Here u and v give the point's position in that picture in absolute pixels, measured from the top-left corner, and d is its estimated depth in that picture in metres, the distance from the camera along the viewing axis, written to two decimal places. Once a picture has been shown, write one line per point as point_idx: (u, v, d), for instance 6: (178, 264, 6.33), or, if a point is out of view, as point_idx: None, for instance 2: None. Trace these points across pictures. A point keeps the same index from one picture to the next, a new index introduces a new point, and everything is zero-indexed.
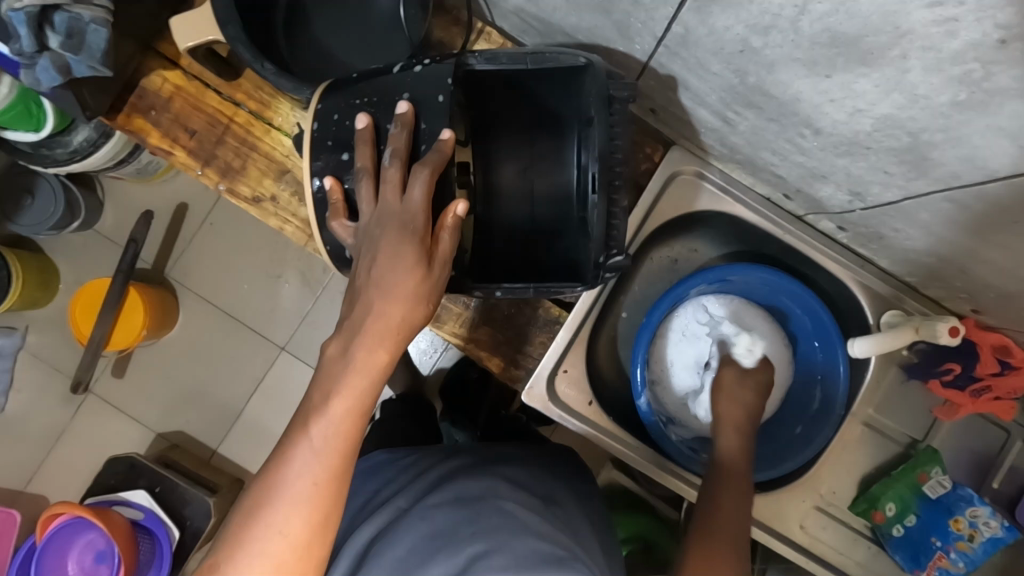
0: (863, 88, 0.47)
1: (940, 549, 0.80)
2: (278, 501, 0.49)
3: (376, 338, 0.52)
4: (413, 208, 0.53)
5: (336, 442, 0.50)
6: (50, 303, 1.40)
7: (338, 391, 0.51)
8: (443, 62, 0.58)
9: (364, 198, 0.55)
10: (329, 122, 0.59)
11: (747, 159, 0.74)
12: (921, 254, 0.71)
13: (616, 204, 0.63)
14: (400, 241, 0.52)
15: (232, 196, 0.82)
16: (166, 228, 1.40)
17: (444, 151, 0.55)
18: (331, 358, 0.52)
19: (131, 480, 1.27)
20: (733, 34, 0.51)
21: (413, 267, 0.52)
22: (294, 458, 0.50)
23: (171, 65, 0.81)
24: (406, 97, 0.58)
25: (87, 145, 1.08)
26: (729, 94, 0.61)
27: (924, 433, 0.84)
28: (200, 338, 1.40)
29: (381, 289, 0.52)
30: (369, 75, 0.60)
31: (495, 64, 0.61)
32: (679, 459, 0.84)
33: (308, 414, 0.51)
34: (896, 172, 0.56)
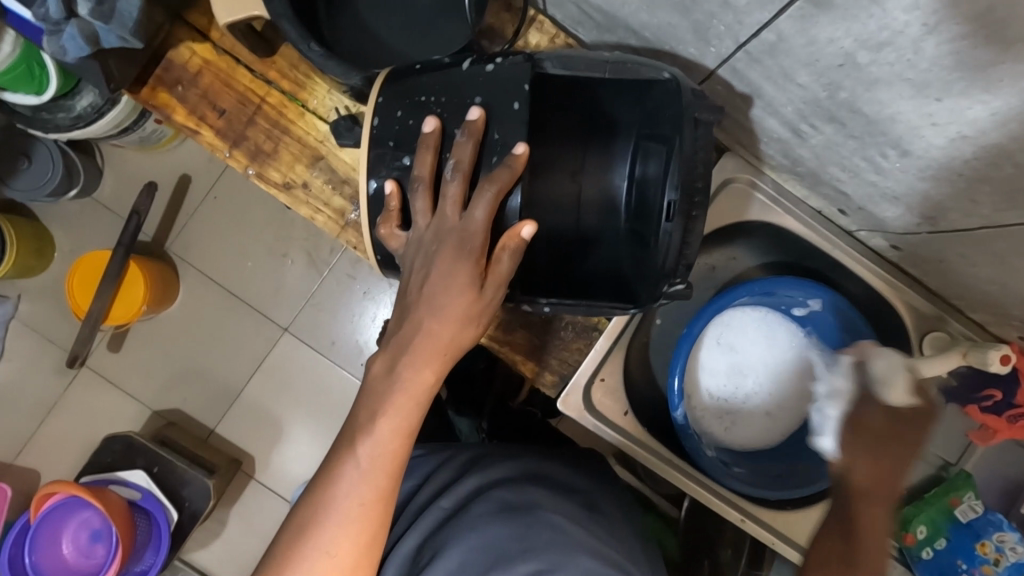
0: (976, 115, 0.45)
1: (965, 573, 0.80)
2: (325, 522, 0.46)
3: (424, 358, 0.49)
4: (472, 228, 0.49)
5: (383, 462, 0.47)
6: (44, 272, 1.35)
7: (384, 410, 0.48)
8: (517, 58, 0.54)
9: (420, 210, 0.52)
10: (391, 120, 0.55)
11: (808, 172, 0.71)
12: (980, 280, 0.70)
13: (691, 228, 0.56)
14: (455, 261, 0.49)
15: (261, 180, 0.77)
16: (169, 200, 1.35)
17: (514, 167, 0.50)
18: (376, 376, 0.49)
19: (129, 459, 1.24)
20: (837, 48, 0.47)
21: (465, 289, 0.49)
22: (340, 478, 0.47)
23: (201, 37, 0.75)
24: (477, 101, 0.53)
25: (91, 111, 1.02)
26: (809, 107, 0.58)
27: (957, 456, 0.84)
28: (202, 317, 1.36)
29: (432, 307, 0.49)
30: (433, 68, 0.56)
31: (570, 70, 0.58)
32: (711, 471, 0.82)
33: (353, 431, 0.48)
34: (985, 202, 0.54)
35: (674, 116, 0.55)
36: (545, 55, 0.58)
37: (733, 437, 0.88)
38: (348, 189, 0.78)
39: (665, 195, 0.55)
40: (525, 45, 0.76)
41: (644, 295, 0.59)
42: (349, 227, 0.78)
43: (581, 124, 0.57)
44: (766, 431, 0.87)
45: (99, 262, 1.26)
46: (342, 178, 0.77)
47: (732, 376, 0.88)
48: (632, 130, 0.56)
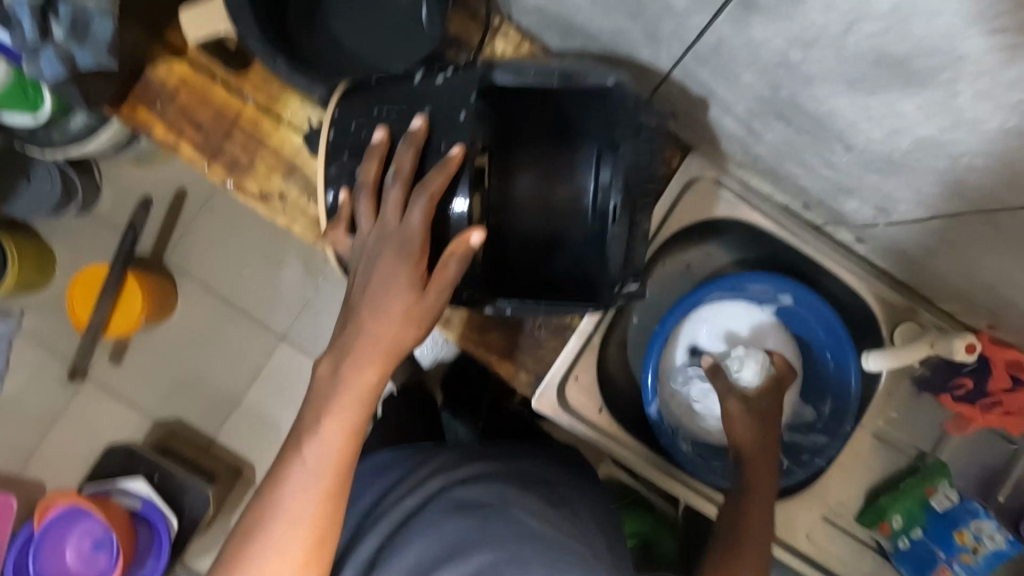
0: (906, 110, 0.46)
1: (944, 561, 0.81)
2: (274, 524, 0.48)
3: (366, 358, 0.50)
4: (410, 230, 0.51)
5: (329, 462, 0.49)
6: (47, 287, 1.38)
7: (330, 411, 0.50)
8: (466, 73, 0.58)
9: (364, 215, 0.54)
10: (346, 131, 0.58)
11: (770, 168, 0.72)
12: (942, 270, 0.71)
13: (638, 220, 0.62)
14: (394, 263, 0.51)
15: (239, 192, 0.80)
16: (166, 214, 1.38)
17: (449, 167, 0.52)
18: (321, 378, 0.51)
19: (130, 467, 1.27)
20: (772, 47, 0.49)
21: (403, 290, 0.50)
22: (288, 479, 0.48)
23: (178, 55, 0.78)
24: (428, 110, 0.57)
25: (86, 130, 1.05)
26: (759, 105, 0.60)
27: (932, 446, 0.84)
28: (200, 326, 1.38)
29: (374, 307, 0.50)
30: (390, 82, 0.59)
31: (520, 78, 0.60)
32: (687, 466, 0.83)
33: (300, 433, 0.50)
34: (930, 192, 0.55)
35: (625, 122, 0.62)
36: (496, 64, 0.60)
37: (711, 434, 0.89)
38: None
39: (611, 199, 0.62)
40: (491, 53, 0.78)
41: (604, 291, 0.64)
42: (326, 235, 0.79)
43: (537, 134, 0.65)
44: None
45: (98, 275, 1.29)
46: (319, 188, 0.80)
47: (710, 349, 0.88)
48: (590, 137, 0.65)
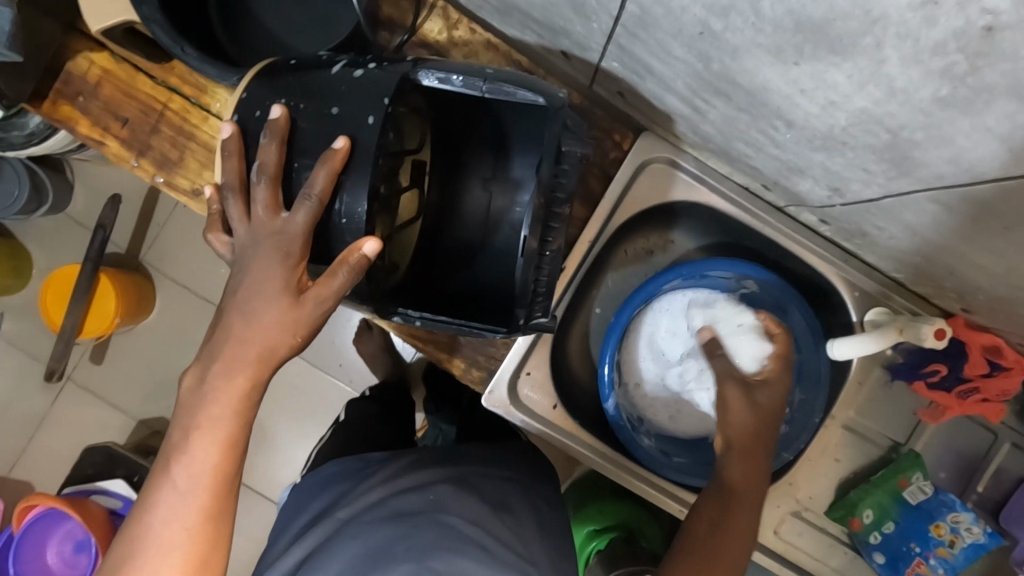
0: (836, 79, 0.41)
1: (919, 555, 0.77)
2: (144, 548, 0.47)
3: (229, 366, 0.48)
4: (291, 230, 0.47)
5: (201, 479, 0.48)
6: (22, 290, 1.37)
7: (199, 426, 0.48)
8: (388, 69, 0.50)
9: (234, 216, 0.49)
10: (250, 118, 0.51)
11: (720, 149, 0.68)
12: (906, 253, 0.66)
13: (548, 235, 0.61)
14: (269, 265, 0.47)
15: (170, 189, 0.76)
16: (139, 212, 1.35)
17: (331, 165, 0.47)
18: (188, 390, 0.49)
19: (109, 469, 1.27)
20: (692, 15, 0.44)
21: (276, 297, 0.47)
22: (159, 500, 0.47)
23: (97, 47, 0.74)
24: (334, 112, 0.49)
25: (43, 127, 1.00)
26: (694, 80, 0.55)
27: (906, 436, 0.80)
28: (174, 325, 1.36)
29: (245, 314, 0.47)
30: (306, 66, 0.52)
31: (447, 85, 0.54)
32: (647, 462, 0.80)
33: (169, 452, 0.48)
34: (876, 170, 0.50)
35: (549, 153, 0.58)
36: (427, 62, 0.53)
37: (675, 425, 0.85)
38: None
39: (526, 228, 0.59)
40: (425, 34, 0.74)
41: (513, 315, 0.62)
42: None
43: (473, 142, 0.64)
44: (703, 421, 0.84)
45: (69, 277, 1.27)
46: None
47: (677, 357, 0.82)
48: (523, 148, 0.63)
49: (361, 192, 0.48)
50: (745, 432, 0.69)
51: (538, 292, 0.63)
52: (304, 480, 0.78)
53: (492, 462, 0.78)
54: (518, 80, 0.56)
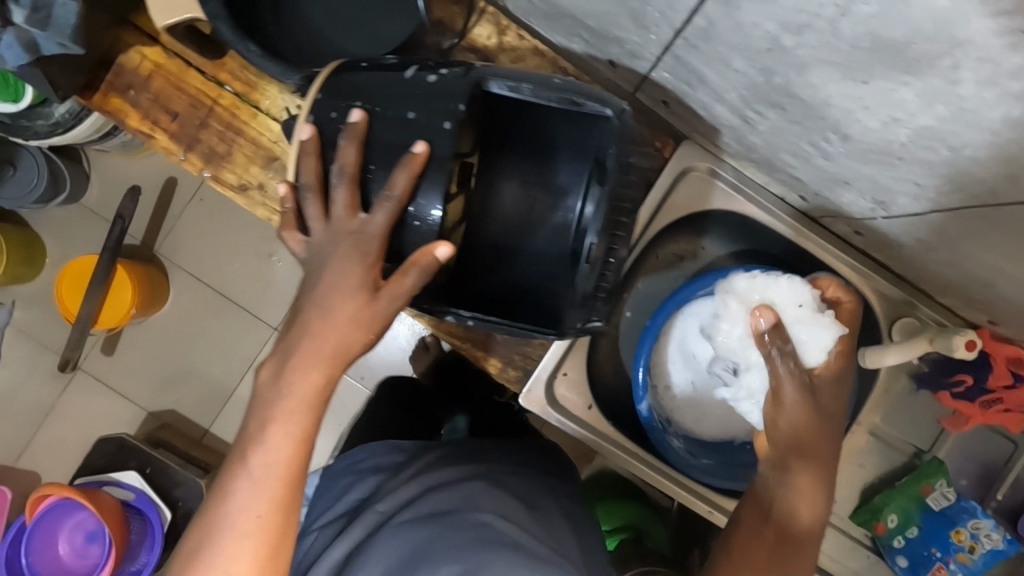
0: (904, 97, 0.43)
1: (940, 560, 0.80)
2: (220, 536, 0.48)
3: (308, 360, 0.51)
4: (371, 230, 0.50)
5: (276, 471, 0.50)
6: (36, 279, 1.37)
7: (276, 418, 0.50)
8: (461, 75, 0.53)
9: (313, 215, 0.52)
10: (324, 118, 0.54)
11: (764, 159, 0.69)
12: (941, 265, 0.68)
13: (614, 245, 0.63)
14: (348, 265, 0.51)
15: (217, 183, 0.77)
16: (155, 206, 1.35)
17: (411, 165, 0.49)
18: (265, 381, 0.52)
19: (120, 460, 1.26)
20: (763, 31, 0.46)
21: (355, 294, 0.50)
22: (236, 488, 0.49)
23: (150, 41, 0.75)
24: (411, 117, 0.51)
25: (69, 117, 1.01)
26: (749, 92, 0.57)
27: (930, 444, 0.82)
28: (189, 317, 1.37)
29: (324, 310, 0.51)
30: (377, 67, 0.54)
31: (516, 93, 0.56)
32: (677, 463, 0.82)
33: (246, 442, 0.51)
34: (928, 184, 0.52)
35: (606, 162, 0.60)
36: (493, 71, 0.55)
37: (701, 428, 0.86)
38: None
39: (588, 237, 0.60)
40: (474, 39, 0.75)
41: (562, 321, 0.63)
42: None
43: (521, 143, 0.64)
44: (730, 424, 0.85)
45: (87, 267, 1.27)
46: None
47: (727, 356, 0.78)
48: (568, 154, 0.64)
49: (436, 195, 0.51)
50: (800, 452, 0.70)
51: (597, 296, 0.64)
52: (337, 461, 0.83)
53: (518, 464, 0.79)
54: (582, 91, 0.57)
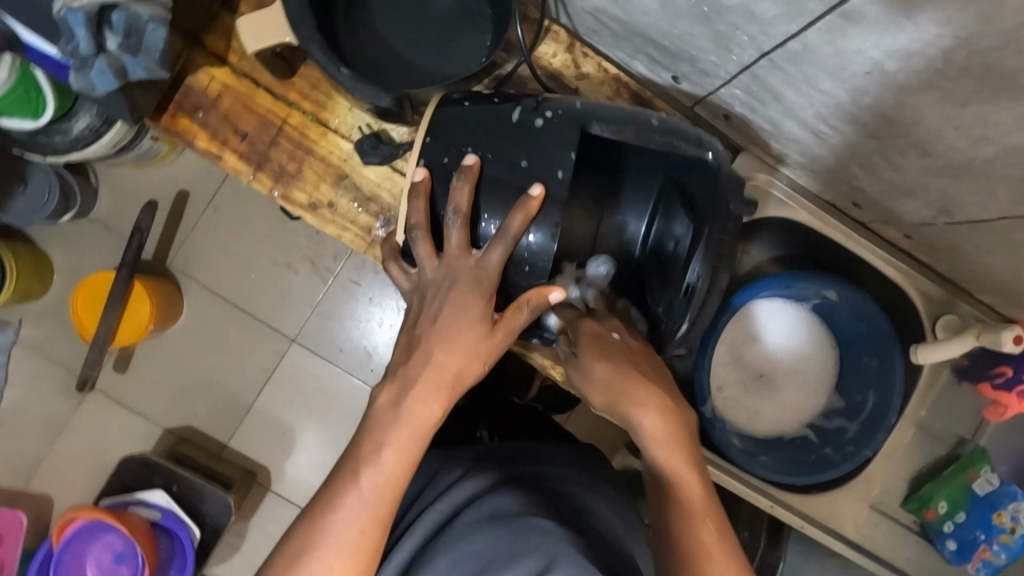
0: (1002, 119, 0.47)
1: (984, 542, 0.84)
2: (320, 550, 0.46)
3: (429, 390, 0.53)
4: (487, 268, 0.55)
5: (385, 492, 0.49)
6: (45, 296, 1.25)
7: (389, 442, 0.50)
8: (567, 118, 0.58)
9: (422, 255, 0.57)
10: (438, 163, 0.60)
11: (826, 169, 0.73)
12: (993, 267, 0.72)
13: (718, 277, 0.59)
14: (466, 301, 0.55)
15: (287, 202, 0.77)
16: (169, 218, 1.27)
17: (527, 207, 0.55)
18: (382, 407, 0.52)
19: (145, 479, 1.17)
20: (865, 57, 0.49)
21: (475, 325, 0.55)
22: (342, 506, 0.48)
23: (219, 62, 0.75)
24: (524, 165, 0.57)
25: (89, 133, 0.93)
26: (829, 110, 0.60)
27: (972, 433, 0.88)
28: (206, 333, 1.28)
29: (443, 339, 0.54)
30: (482, 105, 0.61)
31: (618, 135, 0.59)
32: (740, 461, 0.84)
33: (358, 460, 0.50)
34: (1004, 196, 0.57)
35: (713, 198, 0.58)
36: (596, 114, 0.59)
37: (754, 427, 0.91)
38: (374, 206, 0.78)
39: (692, 269, 0.59)
40: (539, 57, 0.77)
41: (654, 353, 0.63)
42: (376, 243, 0.78)
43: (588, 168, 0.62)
44: (777, 423, 0.92)
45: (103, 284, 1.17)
46: (368, 196, 0.78)
47: (760, 365, 0.92)
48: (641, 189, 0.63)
49: (548, 231, 0.56)
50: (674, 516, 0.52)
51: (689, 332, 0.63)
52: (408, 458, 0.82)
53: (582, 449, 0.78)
54: (684, 134, 0.58)
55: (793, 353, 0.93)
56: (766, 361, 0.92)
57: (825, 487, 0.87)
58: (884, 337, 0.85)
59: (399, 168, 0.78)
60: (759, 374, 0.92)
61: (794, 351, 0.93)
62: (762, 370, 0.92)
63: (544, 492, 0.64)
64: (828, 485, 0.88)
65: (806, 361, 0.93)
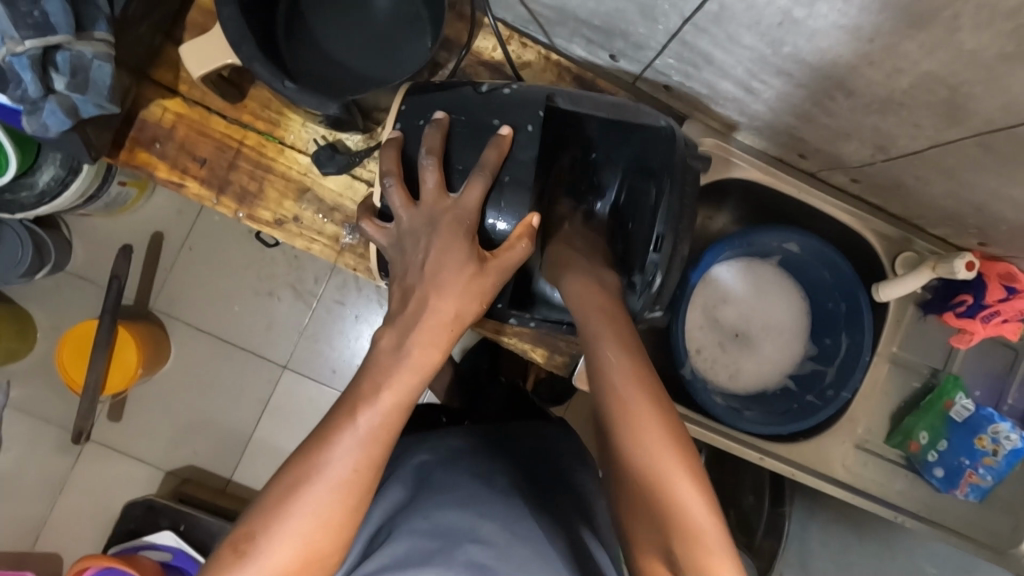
0: (907, 49, 0.50)
1: (970, 468, 0.86)
2: (315, 482, 0.47)
3: (432, 336, 0.53)
4: (468, 206, 0.57)
5: (381, 433, 0.49)
6: (31, 354, 1.25)
7: (388, 384, 0.51)
8: (531, 89, 0.62)
9: (398, 203, 0.58)
10: (414, 126, 0.63)
11: (766, 125, 0.76)
12: (936, 198, 0.76)
13: (681, 240, 0.63)
14: (451, 242, 0.55)
15: (252, 221, 0.79)
16: (144, 261, 1.27)
17: (502, 145, 0.59)
18: (385, 349, 0.53)
19: (152, 522, 1.18)
20: (775, 8, 0.52)
21: (465, 265, 0.55)
22: (337, 442, 0.48)
23: (169, 93, 0.77)
24: (494, 123, 0.61)
25: (54, 185, 0.94)
26: (756, 65, 0.63)
27: (943, 362, 0.91)
28: (198, 370, 1.28)
29: (438, 285, 0.54)
30: (449, 86, 0.64)
31: (578, 106, 0.64)
32: (724, 418, 0.86)
33: (356, 401, 0.50)
34: (928, 125, 0.60)
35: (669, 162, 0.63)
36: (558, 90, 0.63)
37: (734, 384, 0.95)
38: (338, 215, 0.80)
39: (655, 228, 0.63)
40: (479, 51, 0.79)
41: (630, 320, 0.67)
42: (346, 250, 0.80)
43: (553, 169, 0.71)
44: (759, 378, 0.95)
45: (86, 334, 1.17)
46: (331, 206, 0.80)
47: (737, 322, 0.95)
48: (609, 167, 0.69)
49: (515, 214, 0.59)
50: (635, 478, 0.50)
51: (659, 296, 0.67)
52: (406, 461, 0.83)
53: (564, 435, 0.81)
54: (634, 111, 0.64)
55: (767, 312, 0.96)
56: (741, 318, 0.95)
57: (810, 433, 0.90)
58: (848, 275, 0.87)
59: (358, 175, 0.80)
60: (736, 332, 0.95)
61: (768, 311, 0.96)
62: (738, 329, 0.95)
63: (519, 471, 0.69)
64: (815, 432, 0.89)
65: (781, 318, 0.96)
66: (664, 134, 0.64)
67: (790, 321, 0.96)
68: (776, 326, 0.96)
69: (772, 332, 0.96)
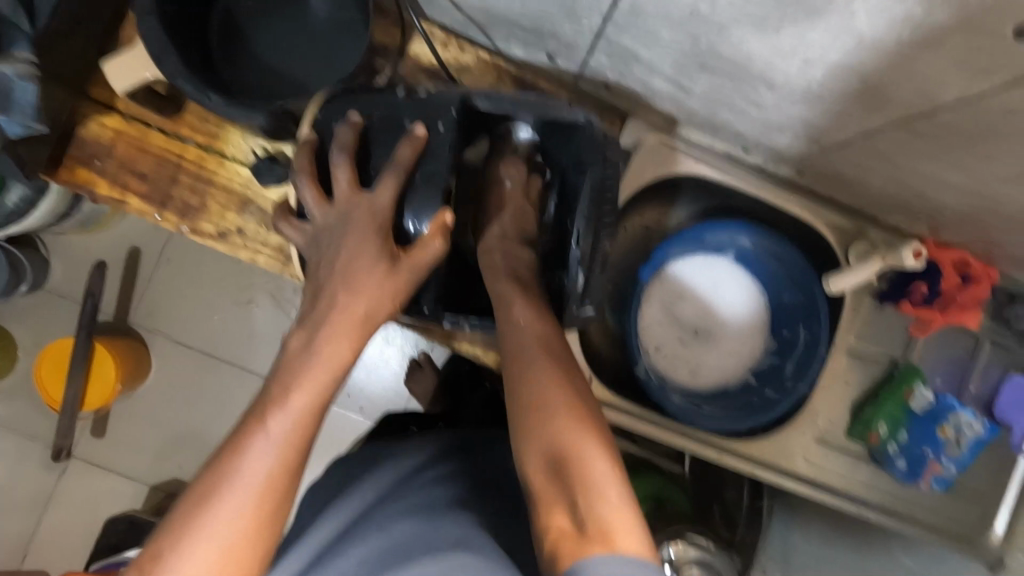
0: (813, 38, 0.49)
1: (934, 458, 0.85)
2: (225, 492, 0.44)
3: (343, 332, 0.51)
4: (378, 203, 0.56)
5: (294, 434, 0.47)
6: (10, 376, 1.25)
7: (299, 382, 0.49)
8: (446, 91, 0.61)
9: (312, 203, 0.58)
10: (329, 129, 0.63)
11: (706, 120, 0.76)
12: (878, 186, 0.75)
13: (602, 237, 0.65)
14: (361, 243, 0.55)
15: (196, 235, 0.79)
16: (120, 277, 1.27)
17: (413, 144, 0.58)
18: (293, 353, 0.51)
19: (134, 537, 1.18)
20: (682, 2, 0.52)
21: (375, 263, 0.54)
22: (249, 448, 0.46)
23: (107, 110, 0.77)
24: (406, 121, 0.61)
25: (23, 205, 0.94)
26: (682, 60, 0.63)
27: (902, 350, 0.89)
28: (176, 383, 1.28)
29: (348, 284, 0.53)
30: (368, 91, 0.63)
31: (497, 106, 0.62)
32: (680, 415, 0.85)
33: (266, 405, 0.48)
34: (853, 113, 0.59)
35: (591, 156, 0.63)
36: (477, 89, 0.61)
37: (694, 381, 0.93)
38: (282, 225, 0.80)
39: (576, 224, 0.65)
40: (418, 56, 0.79)
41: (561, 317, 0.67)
42: (292, 260, 0.80)
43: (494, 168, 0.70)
44: (721, 373, 0.94)
45: (67, 351, 1.17)
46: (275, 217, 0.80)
47: (697, 317, 0.94)
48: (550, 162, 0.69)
49: (427, 215, 0.58)
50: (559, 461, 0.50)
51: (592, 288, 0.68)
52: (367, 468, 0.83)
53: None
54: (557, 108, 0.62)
55: (728, 308, 0.95)
56: (700, 313, 0.94)
57: (772, 427, 0.89)
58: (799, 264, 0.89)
59: None
60: (695, 329, 0.94)
61: (729, 305, 0.95)
62: (697, 324, 0.94)
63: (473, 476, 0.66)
64: (775, 426, 0.89)
65: (742, 313, 0.95)
66: (587, 131, 0.62)
67: (750, 317, 0.95)
68: (736, 319, 0.95)
69: (732, 327, 0.95)
